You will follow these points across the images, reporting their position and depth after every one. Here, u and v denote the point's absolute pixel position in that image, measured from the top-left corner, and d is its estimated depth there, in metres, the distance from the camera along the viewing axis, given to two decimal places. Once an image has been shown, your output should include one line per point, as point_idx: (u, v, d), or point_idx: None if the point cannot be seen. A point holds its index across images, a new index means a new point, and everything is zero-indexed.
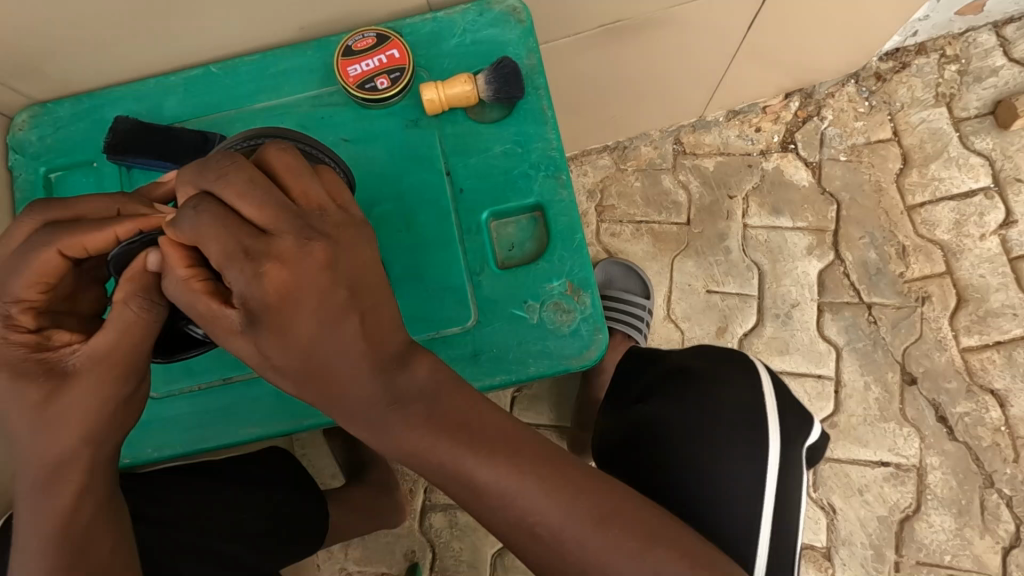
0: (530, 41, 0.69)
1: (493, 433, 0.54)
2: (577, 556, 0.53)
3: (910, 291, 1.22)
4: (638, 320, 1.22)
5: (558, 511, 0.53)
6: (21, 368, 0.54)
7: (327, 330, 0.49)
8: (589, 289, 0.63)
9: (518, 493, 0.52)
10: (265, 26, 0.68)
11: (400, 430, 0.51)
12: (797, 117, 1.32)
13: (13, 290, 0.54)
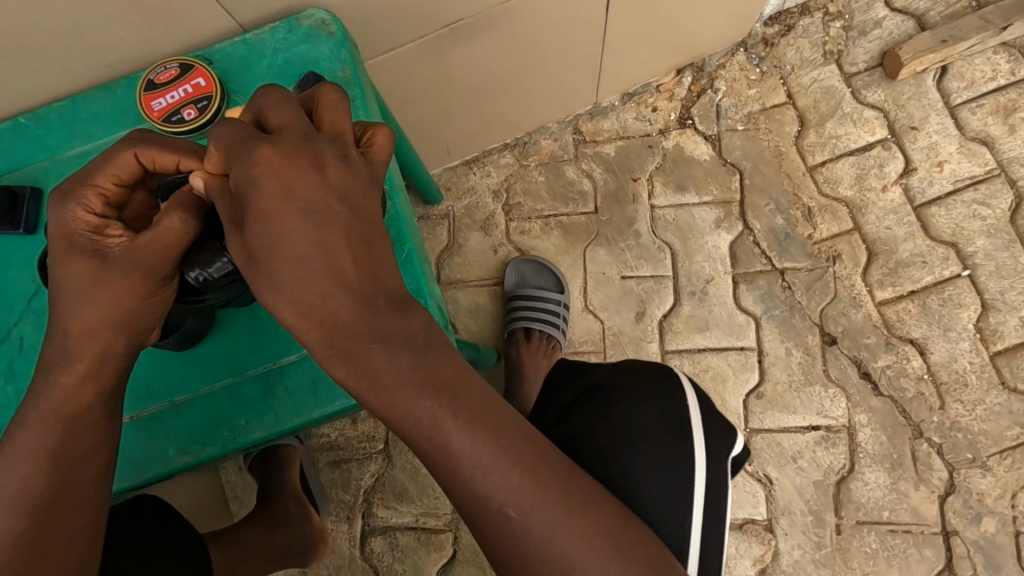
0: (343, 53, 0.67)
1: (479, 401, 0.50)
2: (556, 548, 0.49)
3: (820, 251, 1.21)
4: (553, 316, 1.20)
5: (545, 493, 0.49)
6: (75, 242, 0.54)
7: (305, 233, 0.46)
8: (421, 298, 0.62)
9: (501, 469, 0.49)
10: (70, 72, 0.65)
11: (386, 383, 0.48)
12: (691, 92, 1.31)
13: (95, 176, 0.54)
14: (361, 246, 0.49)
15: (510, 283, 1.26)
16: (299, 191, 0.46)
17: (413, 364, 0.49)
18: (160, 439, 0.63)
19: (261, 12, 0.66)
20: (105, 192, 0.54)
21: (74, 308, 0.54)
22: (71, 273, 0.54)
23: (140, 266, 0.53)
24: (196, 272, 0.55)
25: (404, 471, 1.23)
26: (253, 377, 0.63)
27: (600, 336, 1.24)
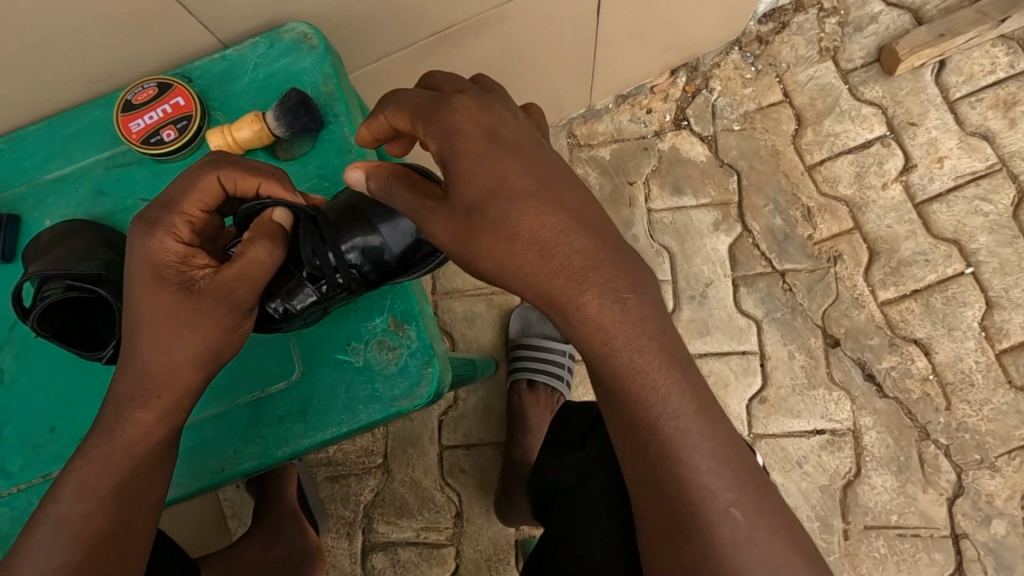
0: (325, 67, 0.65)
1: (682, 365, 0.54)
2: (728, 519, 0.53)
3: (821, 252, 1.20)
4: (556, 369, 1.14)
5: (722, 464, 0.54)
6: (162, 272, 0.53)
7: (518, 179, 0.50)
8: (413, 321, 0.60)
9: (680, 441, 0.53)
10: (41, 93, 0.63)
11: (615, 347, 0.52)
12: (685, 93, 1.29)
13: (181, 204, 0.53)
14: (554, 192, 0.51)
15: (513, 332, 1.20)
16: (507, 139, 0.51)
17: (629, 311, 0.52)
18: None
19: (239, 26, 0.64)
20: (191, 220, 0.54)
21: (160, 342, 0.54)
22: (160, 304, 0.53)
23: (227, 297, 0.53)
24: (275, 305, 0.57)
25: (404, 485, 1.21)
26: (242, 404, 0.61)
27: None
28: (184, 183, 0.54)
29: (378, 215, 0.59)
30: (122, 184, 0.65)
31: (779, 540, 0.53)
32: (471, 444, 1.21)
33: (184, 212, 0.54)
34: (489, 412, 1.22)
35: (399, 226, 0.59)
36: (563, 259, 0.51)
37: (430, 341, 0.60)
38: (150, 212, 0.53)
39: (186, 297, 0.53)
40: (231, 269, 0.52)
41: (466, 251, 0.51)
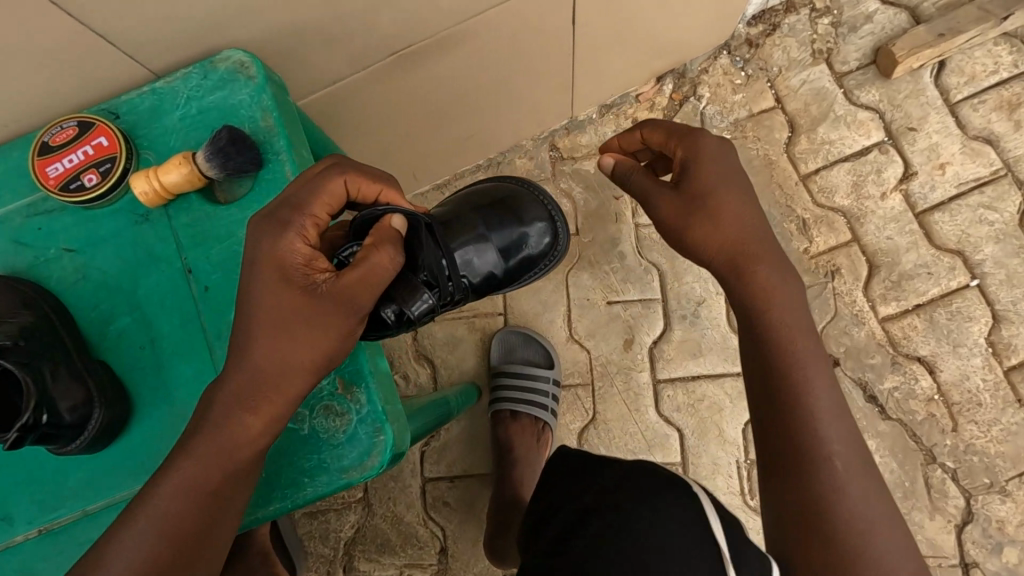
0: (264, 99, 0.59)
1: (811, 347, 0.61)
2: (857, 506, 0.56)
3: (818, 266, 1.14)
4: (540, 397, 1.09)
5: (860, 453, 0.59)
6: (291, 274, 0.54)
7: (747, 198, 0.65)
8: (363, 382, 0.57)
9: (849, 422, 0.60)
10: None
11: (794, 326, 0.62)
12: (673, 101, 1.23)
13: (309, 207, 0.55)
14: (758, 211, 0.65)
15: (495, 359, 1.15)
16: (715, 157, 0.65)
17: (787, 287, 0.63)
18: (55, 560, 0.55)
19: (168, 59, 0.58)
20: (320, 222, 0.56)
21: (280, 345, 0.54)
22: (284, 306, 0.54)
23: (346, 302, 0.54)
24: (392, 310, 0.68)
25: (385, 520, 1.16)
26: None
27: (587, 367, 1.16)
28: (307, 187, 0.56)
29: (476, 241, 0.81)
30: (44, 234, 0.58)
31: (874, 518, 0.56)
32: (455, 476, 1.15)
33: (313, 214, 0.55)
34: (473, 442, 1.17)
35: (490, 248, 0.81)
36: (760, 247, 0.64)
37: (382, 405, 0.58)
38: (281, 214, 0.55)
39: (310, 300, 0.54)
40: (356, 272, 0.54)
41: (684, 228, 0.65)
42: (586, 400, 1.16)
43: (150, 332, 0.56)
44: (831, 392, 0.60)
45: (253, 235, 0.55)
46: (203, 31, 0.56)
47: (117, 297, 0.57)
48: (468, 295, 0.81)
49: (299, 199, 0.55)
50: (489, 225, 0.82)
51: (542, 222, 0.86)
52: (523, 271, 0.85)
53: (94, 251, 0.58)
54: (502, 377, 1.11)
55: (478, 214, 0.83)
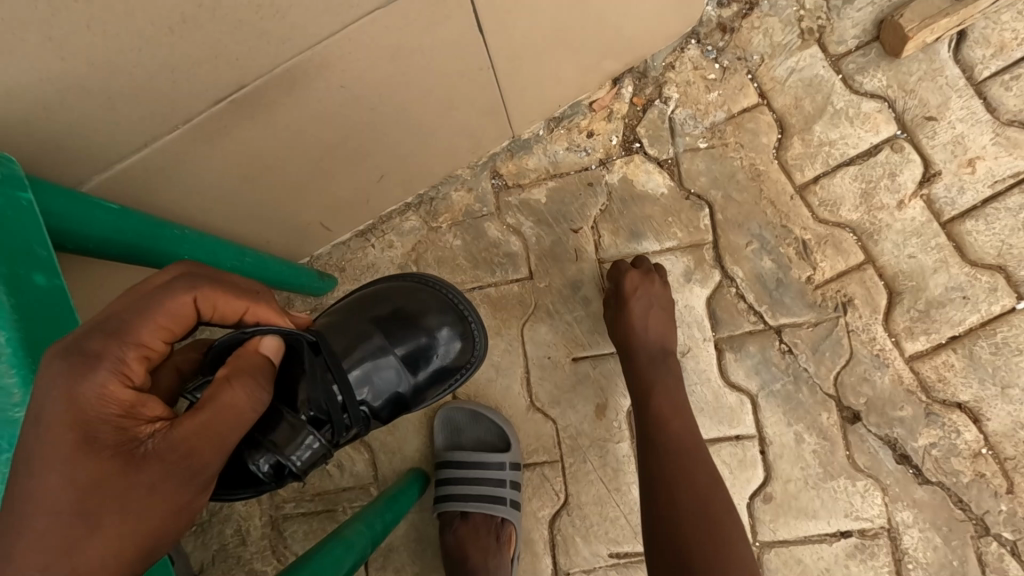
0: None
1: (657, 367, 0.84)
2: (694, 516, 0.70)
3: (826, 298, 0.92)
4: (493, 487, 0.91)
5: (700, 471, 0.74)
6: (96, 428, 0.41)
7: (664, 314, 0.89)
8: None
9: (690, 443, 0.77)
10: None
11: (653, 370, 0.84)
12: (634, 106, 1.01)
13: (137, 333, 0.44)
14: (665, 325, 0.88)
15: (439, 444, 0.96)
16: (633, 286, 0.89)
17: (657, 359, 0.85)
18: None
19: None
20: (151, 355, 0.45)
21: (84, 527, 0.39)
22: (86, 474, 0.40)
23: (184, 460, 0.43)
24: (267, 460, 0.53)
25: None
26: None
27: (553, 440, 0.96)
28: (141, 306, 0.45)
29: (378, 355, 0.66)
30: None
31: (705, 501, 0.72)
32: None
33: (142, 342, 0.44)
34: (425, 541, 0.97)
35: (396, 360, 0.67)
36: (654, 342, 0.86)
37: None
38: (90, 345, 0.42)
39: (127, 464, 0.41)
40: (203, 419, 0.44)
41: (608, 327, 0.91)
42: (554, 481, 0.95)
43: None
44: (671, 421, 0.79)
45: (38, 375, 0.40)
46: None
47: None
48: (371, 421, 0.66)
49: (126, 323, 0.44)
50: (394, 333, 0.69)
51: (463, 320, 0.74)
52: (444, 378, 0.72)
53: None
54: (444, 464, 0.94)
55: (379, 317, 0.69)
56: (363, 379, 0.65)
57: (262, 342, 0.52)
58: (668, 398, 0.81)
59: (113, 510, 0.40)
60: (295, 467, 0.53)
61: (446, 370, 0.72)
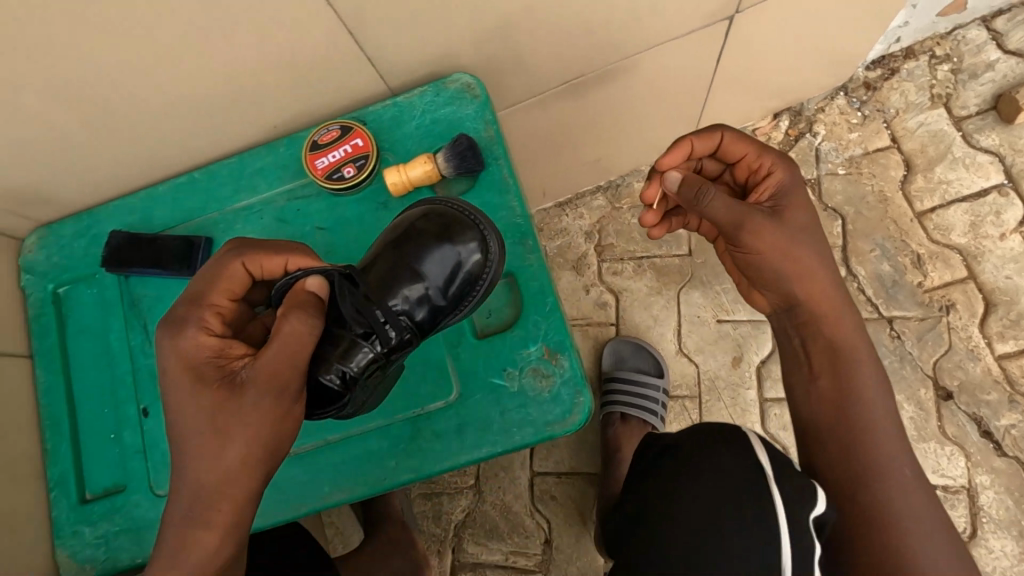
0: (487, 114, 0.71)
1: (805, 282, 0.74)
2: (871, 544, 0.64)
3: (932, 300, 1.17)
4: (651, 402, 1.17)
5: (885, 491, 0.66)
6: (200, 367, 0.57)
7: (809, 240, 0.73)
8: (566, 352, 0.63)
9: (883, 459, 0.68)
10: (223, 131, 0.72)
11: (793, 280, 0.74)
12: (789, 136, 1.30)
13: (209, 298, 0.60)
14: (811, 246, 0.73)
15: (606, 366, 1.25)
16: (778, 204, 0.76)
17: (799, 280, 0.73)
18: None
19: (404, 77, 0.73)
20: (219, 309, 0.59)
21: (213, 444, 0.55)
22: (202, 408, 0.56)
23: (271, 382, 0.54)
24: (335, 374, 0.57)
25: (495, 508, 1.25)
26: (399, 423, 0.65)
27: (695, 380, 1.22)
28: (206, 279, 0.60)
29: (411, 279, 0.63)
30: (300, 214, 0.73)
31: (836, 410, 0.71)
32: (562, 471, 1.24)
33: (214, 303, 0.60)
34: (583, 441, 1.25)
35: (425, 281, 0.63)
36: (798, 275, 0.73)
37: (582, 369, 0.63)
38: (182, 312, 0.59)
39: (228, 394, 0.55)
40: (273, 347, 0.53)
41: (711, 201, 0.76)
42: (692, 411, 1.21)
43: None
44: (861, 430, 0.70)
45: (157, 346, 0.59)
46: (431, 52, 0.69)
47: None
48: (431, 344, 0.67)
49: (200, 290, 0.60)
50: (411, 254, 0.63)
51: (471, 243, 0.63)
52: (466, 294, 0.64)
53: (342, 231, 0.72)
54: (608, 382, 1.22)
55: (393, 242, 0.64)
56: (405, 304, 0.63)
57: (310, 280, 0.57)
58: (865, 398, 0.71)
59: (233, 425, 0.55)
60: (354, 378, 0.58)
61: (474, 281, 0.64)
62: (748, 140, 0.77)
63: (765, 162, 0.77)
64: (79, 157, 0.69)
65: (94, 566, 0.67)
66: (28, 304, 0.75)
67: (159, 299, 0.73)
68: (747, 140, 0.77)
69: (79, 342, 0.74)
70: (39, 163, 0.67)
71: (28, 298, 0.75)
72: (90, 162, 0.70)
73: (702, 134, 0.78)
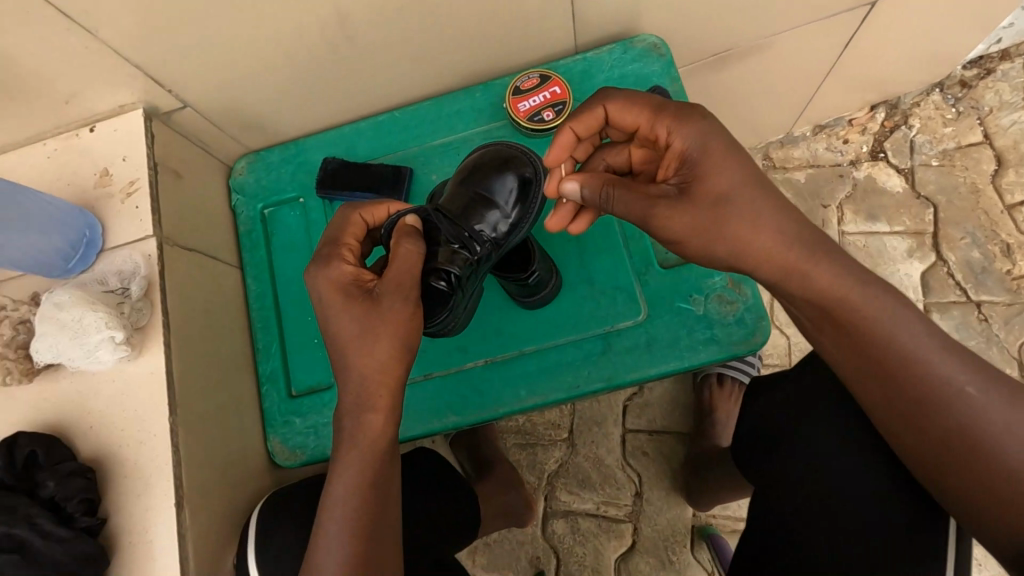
0: (672, 71, 0.78)
1: (828, 289, 0.52)
2: (992, 513, 0.49)
3: (1020, 287, 1.23)
4: (748, 366, 1.25)
5: (995, 446, 0.50)
6: (344, 289, 0.63)
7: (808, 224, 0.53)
8: (749, 282, 0.70)
9: (991, 415, 0.50)
10: (429, 74, 0.80)
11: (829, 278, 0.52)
12: (884, 127, 1.36)
13: (341, 239, 0.67)
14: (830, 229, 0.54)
15: None
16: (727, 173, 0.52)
17: (818, 287, 0.52)
18: (449, 396, 0.74)
19: (594, 36, 0.81)
20: (352, 247, 0.67)
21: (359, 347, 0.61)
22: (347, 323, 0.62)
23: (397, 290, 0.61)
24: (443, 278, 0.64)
25: (587, 460, 1.32)
26: (594, 338, 0.72)
27: (785, 351, 1.29)
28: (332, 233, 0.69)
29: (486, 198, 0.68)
30: None
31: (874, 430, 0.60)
32: (654, 430, 1.31)
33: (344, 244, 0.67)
34: (675, 402, 1.33)
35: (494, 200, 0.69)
36: (824, 282, 0.52)
37: (762, 298, 0.70)
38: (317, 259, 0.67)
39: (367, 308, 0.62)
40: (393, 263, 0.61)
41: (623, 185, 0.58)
42: None
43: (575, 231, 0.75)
44: (948, 390, 0.51)
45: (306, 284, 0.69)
46: (627, 14, 0.77)
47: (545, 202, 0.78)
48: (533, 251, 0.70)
49: (330, 239, 0.68)
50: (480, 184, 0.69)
51: (526, 167, 0.70)
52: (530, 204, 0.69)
53: None
54: None
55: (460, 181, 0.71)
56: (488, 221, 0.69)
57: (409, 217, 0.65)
58: (952, 386, 0.51)
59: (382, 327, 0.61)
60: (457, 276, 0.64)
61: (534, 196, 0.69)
62: (646, 98, 0.57)
63: (662, 128, 0.55)
64: (309, 88, 0.77)
65: (304, 451, 0.75)
66: (240, 221, 0.84)
67: None
68: (643, 103, 0.57)
69: (284, 258, 0.82)
70: (277, 90, 0.75)
71: (239, 216, 0.84)
72: (314, 94, 0.78)
73: (619, 103, 0.58)
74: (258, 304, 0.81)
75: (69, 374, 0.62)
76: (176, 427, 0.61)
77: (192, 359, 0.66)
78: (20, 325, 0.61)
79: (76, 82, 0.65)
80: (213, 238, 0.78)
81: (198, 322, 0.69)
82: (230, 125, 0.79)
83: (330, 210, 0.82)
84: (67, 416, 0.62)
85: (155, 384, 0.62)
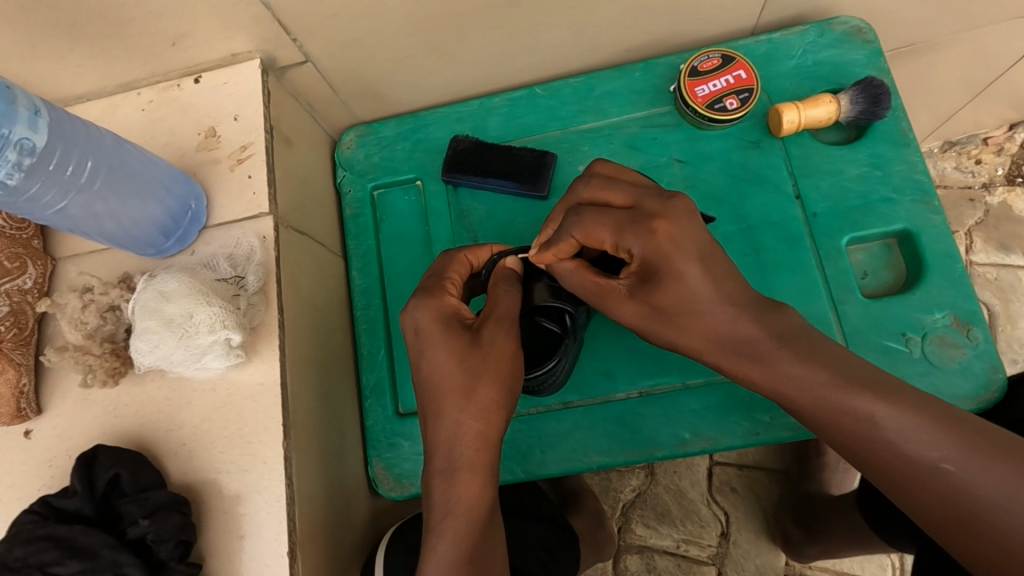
0: (879, 62, 0.66)
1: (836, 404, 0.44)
2: None
3: None
4: None
5: None
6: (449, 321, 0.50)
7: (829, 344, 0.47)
8: (978, 322, 0.58)
9: (976, 487, 0.41)
10: (584, 46, 0.68)
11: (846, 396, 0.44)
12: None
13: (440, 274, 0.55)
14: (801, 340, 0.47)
15: None
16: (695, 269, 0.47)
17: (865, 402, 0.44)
18: (593, 432, 0.62)
19: (780, 15, 0.68)
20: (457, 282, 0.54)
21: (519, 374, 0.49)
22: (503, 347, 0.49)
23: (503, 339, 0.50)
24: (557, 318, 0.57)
25: (668, 491, 1.15)
26: None
27: None
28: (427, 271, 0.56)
29: None
30: (655, 143, 0.68)
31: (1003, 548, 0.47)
32: (745, 464, 1.13)
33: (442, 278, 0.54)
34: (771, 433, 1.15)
35: None
36: (837, 395, 0.44)
37: (993, 343, 0.58)
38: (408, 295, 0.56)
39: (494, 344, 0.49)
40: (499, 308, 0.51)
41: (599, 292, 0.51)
42: None
43: (755, 242, 0.63)
44: (912, 466, 0.43)
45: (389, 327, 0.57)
46: None
47: (719, 207, 0.65)
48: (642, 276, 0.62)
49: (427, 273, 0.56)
50: None
51: None
52: None
53: (702, 166, 0.66)
54: None
55: None
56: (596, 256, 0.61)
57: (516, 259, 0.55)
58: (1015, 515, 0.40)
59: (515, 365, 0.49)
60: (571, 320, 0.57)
61: None
62: (612, 210, 0.49)
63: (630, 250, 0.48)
64: (445, 53, 0.65)
65: (413, 483, 0.63)
66: (345, 203, 0.72)
67: (489, 214, 0.68)
68: (610, 217, 0.48)
69: (395, 250, 0.70)
70: (413, 52, 0.63)
71: (344, 196, 0.72)
72: (449, 59, 0.66)
73: (585, 222, 0.49)
74: (366, 303, 0.68)
75: (161, 378, 0.51)
76: (289, 453, 0.49)
77: (302, 370, 0.54)
78: (108, 313, 0.49)
79: (192, 22, 0.53)
80: (319, 220, 0.66)
81: (308, 324, 0.57)
82: (345, 89, 0.67)
83: (452, 197, 0.69)
84: (155, 430, 0.50)
85: (267, 399, 0.50)
